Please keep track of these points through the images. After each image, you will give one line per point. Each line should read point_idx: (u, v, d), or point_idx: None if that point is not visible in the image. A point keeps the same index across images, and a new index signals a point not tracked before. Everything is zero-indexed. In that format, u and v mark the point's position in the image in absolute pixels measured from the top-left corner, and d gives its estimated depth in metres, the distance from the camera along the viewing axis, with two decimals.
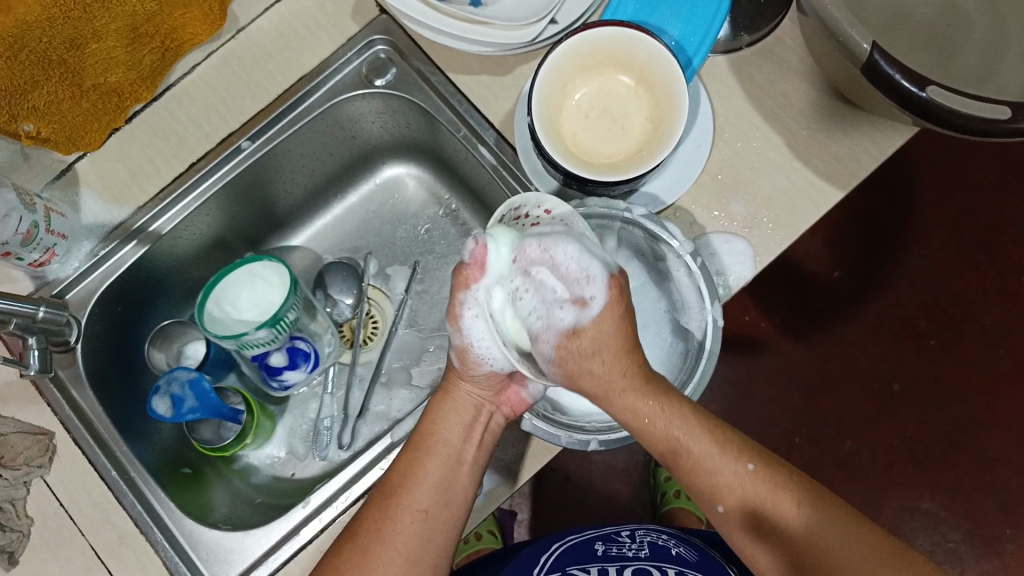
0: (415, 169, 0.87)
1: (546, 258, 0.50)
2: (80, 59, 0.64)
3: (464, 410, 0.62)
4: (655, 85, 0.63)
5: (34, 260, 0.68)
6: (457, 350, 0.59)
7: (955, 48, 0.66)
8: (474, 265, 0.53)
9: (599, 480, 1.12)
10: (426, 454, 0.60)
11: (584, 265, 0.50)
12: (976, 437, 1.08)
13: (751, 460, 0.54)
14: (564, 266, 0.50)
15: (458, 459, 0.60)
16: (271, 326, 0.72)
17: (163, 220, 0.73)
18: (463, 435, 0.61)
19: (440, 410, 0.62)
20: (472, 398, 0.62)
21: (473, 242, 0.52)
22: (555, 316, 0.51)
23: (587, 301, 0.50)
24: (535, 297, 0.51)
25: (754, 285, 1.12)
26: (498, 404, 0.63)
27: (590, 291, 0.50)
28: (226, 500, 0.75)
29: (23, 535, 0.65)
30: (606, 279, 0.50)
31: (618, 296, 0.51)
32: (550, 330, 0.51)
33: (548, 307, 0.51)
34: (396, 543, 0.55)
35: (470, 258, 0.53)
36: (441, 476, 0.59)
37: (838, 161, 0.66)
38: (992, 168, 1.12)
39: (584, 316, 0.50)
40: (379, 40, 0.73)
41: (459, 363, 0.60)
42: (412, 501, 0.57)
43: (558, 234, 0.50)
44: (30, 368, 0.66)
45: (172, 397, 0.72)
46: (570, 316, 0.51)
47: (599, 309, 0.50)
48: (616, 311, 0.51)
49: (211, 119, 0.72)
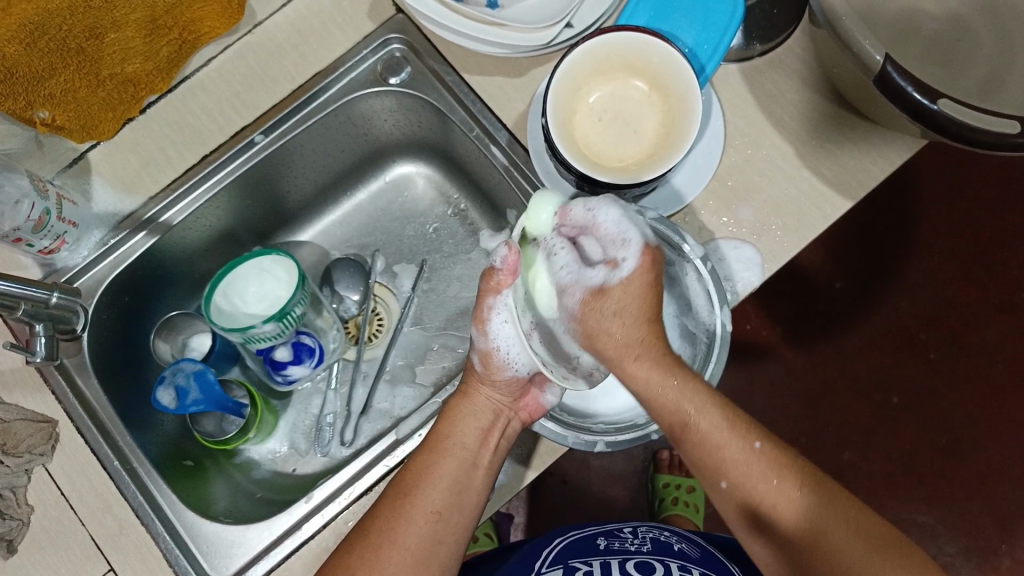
0: (426, 168, 0.88)
1: (587, 221, 0.56)
2: (99, 48, 0.64)
3: (482, 414, 0.62)
4: (668, 91, 0.64)
5: (44, 247, 0.68)
6: (479, 354, 0.63)
7: (964, 63, 0.67)
8: (506, 269, 0.59)
9: (597, 485, 1.12)
10: (442, 456, 0.60)
11: (622, 228, 0.55)
12: (973, 451, 1.09)
13: (757, 439, 0.53)
14: (603, 227, 0.55)
15: (473, 463, 0.60)
16: (278, 319, 0.72)
17: (174, 211, 0.73)
18: (480, 440, 0.61)
19: (456, 412, 0.63)
20: (491, 404, 0.63)
21: (506, 246, 0.58)
22: (586, 274, 0.55)
23: (619, 262, 0.55)
24: (570, 255, 0.56)
25: (755, 294, 1.12)
26: (516, 410, 0.64)
27: (624, 251, 0.55)
28: (227, 494, 0.75)
29: (23, 523, 0.65)
30: (641, 246, 0.54)
31: (651, 263, 0.54)
32: (578, 286, 0.55)
33: (581, 266, 0.56)
34: (408, 543, 0.55)
35: (501, 263, 0.59)
36: (455, 477, 0.59)
37: (846, 171, 0.67)
38: (994, 184, 1.13)
39: (614, 277, 0.54)
40: (395, 39, 0.74)
41: (481, 366, 0.63)
42: (426, 502, 0.57)
43: (603, 199, 0.56)
44: (37, 355, 0.66)
45: (177, 389, 0.72)
46: (601, 275, 0.55)
47: (630, 270, 0.54)
48: (646, 275, 0.54)
49: (226, 112, 0.73)
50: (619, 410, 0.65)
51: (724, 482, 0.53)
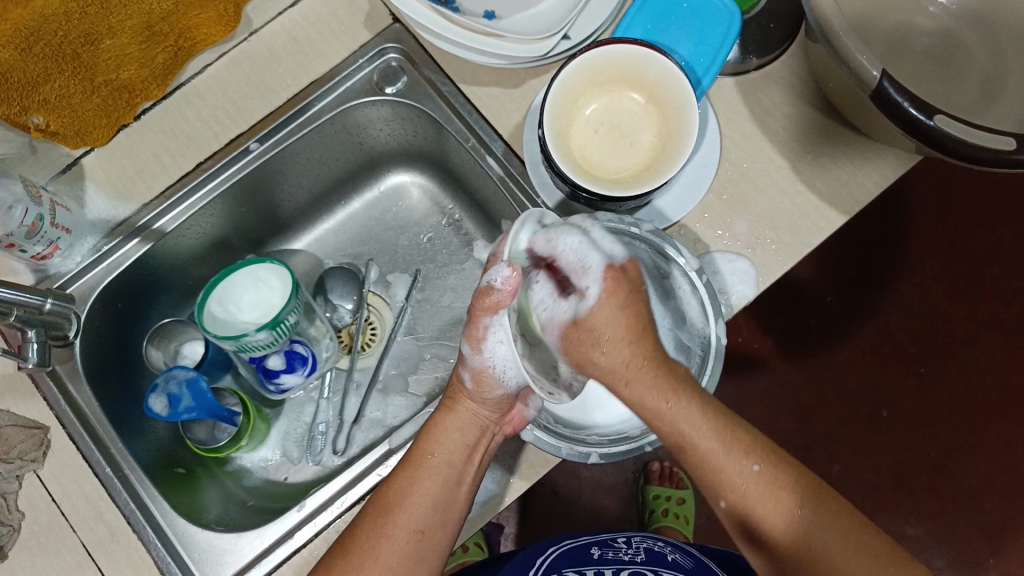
0: (421, 178, 0.88)
1: (551, 251, 0.56)
2: (94, 54, 0.65)
3: (468, 430, 0.62)
4: (665, 103, 0.64)
5: (37, 253, 0.67)
6: (471, 372, 0.62)
7: (958, 79, 0.67)
8: (505, 291, 0.56)
9: (587, 495, 1.12)
10: (426, 474, 0.59)
11: (582, 255, 0.54)
12: (963, 465, 1.09)
13: (757, 461, 0.52)
14: (564, 254, 0.55)
15: (457, 481, 0.60)
16: (271, 328, 0.71)
17: (168, 218, 0.73)
18: (465, 456, 0.61)
19: (442, 425, 0.63)
20: (478, 419, 0.63)
21: (508, 267, 0.54)
22: (560, 308, 0.55)
23: (585, 290, 0.54)
24: (546, 289, 0.56)
25: (747, 305, 1.13)
26: (501, 424, 0.64)
27: (587, 279, 0.54)
28: (218, 502, 0.74)
29: (14, 529, 0.65)
30: (602, 270, 0.53)
31: (616, 285, 0.53)
32: (554, 322, 0.55)
33: (556, 297, 0.56)
34: (390, 561, 0.55)
35: (500, 283, 0.55)
36: (436, 496, 0.58)
37: (841, 186, 0.67)
38: (986, 197, 1.14)
39: (583, 305, 0.54)
40: (391, 49, 0.74)
41: (472, 384, 0.62)
42: (409, 520, 0.57)
43: (562, 229, 0.56)
44: (29, 361, 0.66)
45: (169, 396, 0.71)
46: (573, 306, 0.55)
47: (596, 297, 0.53)
48: (615, 298, 0.53)
49: (221, 119, 0.72)
50: (612, 422, 0.64)
51: (721, 499, 0.53)
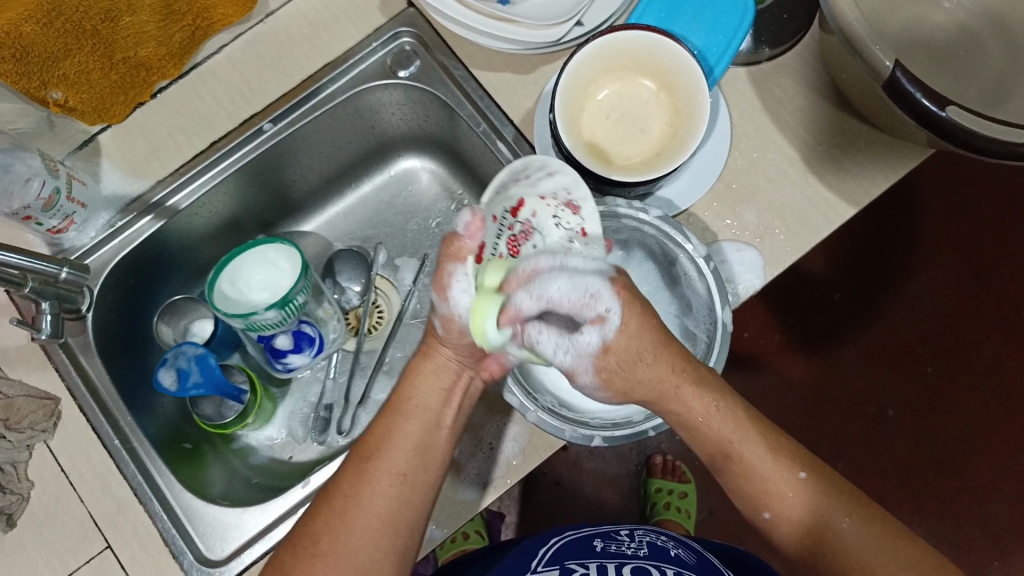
0: (430, 163, 0.89)
1: (543, 304, 0.47)
2: (113, 30, 0.64)
3: (444, 374, 0.60)
4: (677, 91, 0.64)
5: (52, 227, 0.68)
6: (440, 318, 0.55)
7: (973, 74, 0.67)
8: (469, 236, 0.51)
9: (589, 487, 1.13)
10: (404, 418, 0.59)
11: (582, 287, 0.49)
12: (968, 467, 1.09)
13: (802, 468, 0.54)
14: (565, 299, 0.49)
15: (437, 424, 0.59)
16: (279, 307, 0.72)
17: (181, 196, 0.74)
18: (443, 400, 0.60)
19: (418, 370, 0.60)
20: (452, 364, 0.60)
21: (472, 214, 0.49)
22: (581, 342, 0.50)
23: (605, 316, 0.50)
24: (554, 335, 0.49)
25: (752, 301, 1.13)
26: (478, 370, 0.61)
27: (602, 305, 0.50)
28: (223, 477, 0.76)
29: (22, 498, 0.65)
30: (610, 288, 0.51)
31: (627, 293, 0.51)
32: (584, 358, 0.51)
33: (569, 337, 0.50)
34: (381, 510, 0.55)
35: (465, 230, 0.51)
36: (419, 438, 0.58)
37: (851, 178, 0.67)
38: (997, 198, 1.13)
39: (608, 331, 0.50)
40: (405, 33, 0.75)
41: (444, 331, 0.56)
42: (391, 464, 0.56)
43: (545, 275, 0.48)
44: (42, 332, 0.67)
45: (178, 371, 0.72)
46: (594, 336, 0.51)
47: (618, 318, 0.51)
48: (634, 312, 0.51)
49: (236, 99, 0.73)
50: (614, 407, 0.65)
51: (765, 510, 0.54)
